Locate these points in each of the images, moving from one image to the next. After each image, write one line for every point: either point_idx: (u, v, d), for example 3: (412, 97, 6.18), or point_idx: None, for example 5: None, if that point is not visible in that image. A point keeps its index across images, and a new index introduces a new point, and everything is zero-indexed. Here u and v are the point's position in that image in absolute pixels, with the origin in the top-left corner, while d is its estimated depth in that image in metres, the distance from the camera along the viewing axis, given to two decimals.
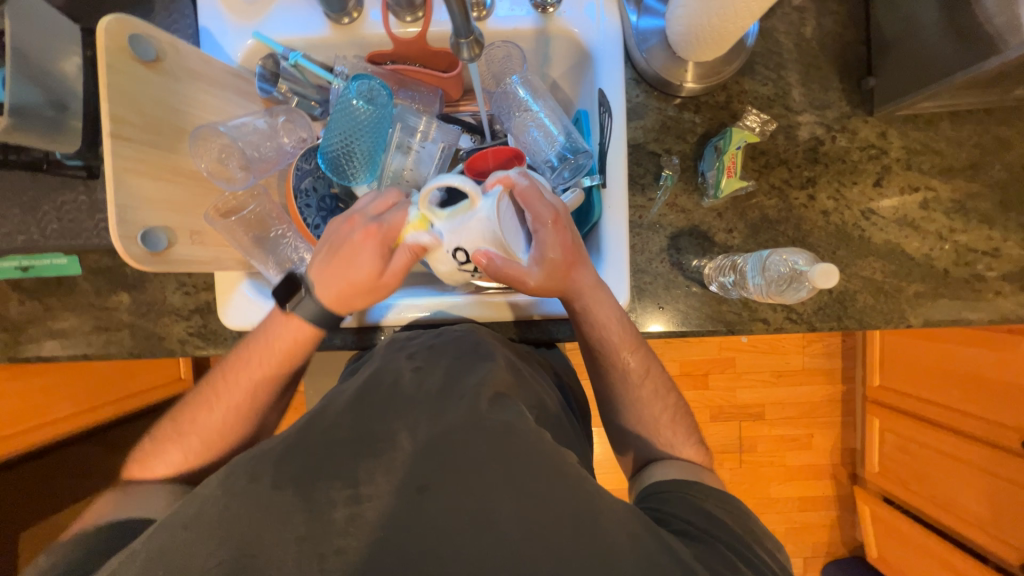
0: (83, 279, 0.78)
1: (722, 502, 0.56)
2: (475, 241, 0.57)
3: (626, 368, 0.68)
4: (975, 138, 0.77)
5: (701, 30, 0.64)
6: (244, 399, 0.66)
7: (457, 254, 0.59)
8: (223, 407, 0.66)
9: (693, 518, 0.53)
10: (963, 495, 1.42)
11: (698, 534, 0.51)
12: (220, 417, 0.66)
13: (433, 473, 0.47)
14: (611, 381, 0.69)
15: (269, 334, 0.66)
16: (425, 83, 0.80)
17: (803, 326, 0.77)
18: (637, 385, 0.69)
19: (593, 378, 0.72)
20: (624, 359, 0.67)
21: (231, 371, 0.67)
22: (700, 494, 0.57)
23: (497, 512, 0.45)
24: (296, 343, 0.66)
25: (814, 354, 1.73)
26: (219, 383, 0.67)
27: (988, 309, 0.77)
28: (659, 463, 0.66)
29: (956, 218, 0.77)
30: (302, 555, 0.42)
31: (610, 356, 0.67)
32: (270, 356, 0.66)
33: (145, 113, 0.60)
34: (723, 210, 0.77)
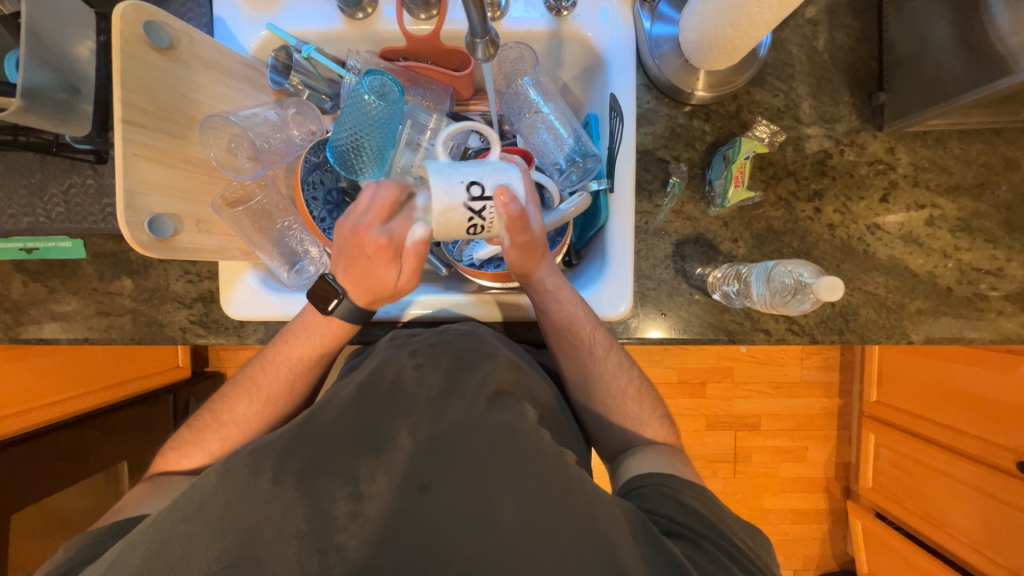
0: (87, 263, 0.78)
1: (700, 496, 0.55)
2: (494, 180, 0.51)
3: (592, 344, 0.67)
4: (982, 157, 0.78)
5: (714, 39, 0.64)
6: (282, 388, 0.67)
7: (469, 187, 0.49)
8: (260, 398, 0.66)
9: (673, 512, 0.53)
10: (956, 514, 1.42)
11: (684, 530, 0.51)
12: (257, 408, 0.66)
13: (432, 471, 0.47)
14: (581, 362, 0.68)
15: (300, 328, 0.66)
16: (437, 81, 0.80)
17: (804, 338, 0.77)
18: (603, 358, 0.68)
19: (564, 368, 0.70)
20: (589, 331, 0.67)
21: (266, 362, 0.67)
22: (677, 485, 0.56)
23: (495, 513, 0.45)
24: (331, 337, 0.66)
25: (812, 366, 1.73)
26: (253, 375, 0.67)
27: (989, 328, 0.77)
28: (636, 454, 0.65)
29: (960, 236, 0.78)
30: (301, 546, 0.43)
31: (578, 334, 0.67)
32: (302, 349, 0.66)
33: (157, 100, 0.60)
34: (729, 219, 0.77)
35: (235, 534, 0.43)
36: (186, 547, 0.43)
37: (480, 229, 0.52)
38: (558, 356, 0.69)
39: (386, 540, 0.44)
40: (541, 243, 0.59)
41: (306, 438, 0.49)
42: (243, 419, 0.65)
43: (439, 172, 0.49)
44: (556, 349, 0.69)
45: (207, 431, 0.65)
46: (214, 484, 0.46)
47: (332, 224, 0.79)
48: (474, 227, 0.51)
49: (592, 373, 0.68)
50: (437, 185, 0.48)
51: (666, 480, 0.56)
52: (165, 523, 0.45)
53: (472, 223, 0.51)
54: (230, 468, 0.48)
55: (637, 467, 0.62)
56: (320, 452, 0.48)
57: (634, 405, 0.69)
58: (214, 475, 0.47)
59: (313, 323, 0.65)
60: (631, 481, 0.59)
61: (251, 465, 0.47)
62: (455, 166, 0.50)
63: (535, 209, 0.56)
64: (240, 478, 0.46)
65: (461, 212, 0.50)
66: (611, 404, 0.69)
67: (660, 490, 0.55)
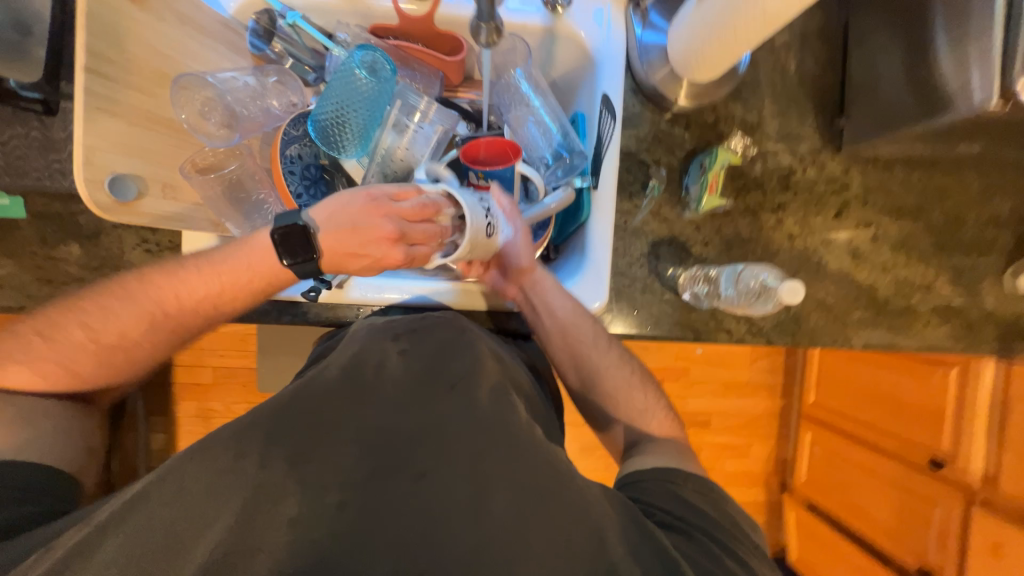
0: (26, 224, 0.70)
1: (701, 488, 0.58)
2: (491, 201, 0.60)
3: (592, 340, 0.70)
4: (921, 184, 0.86)
5: (700, 51, 0.67)
6: (183, 322, 0.62)
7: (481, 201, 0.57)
8: (145, 321, 0.61)
9: (673, 508, 0.55)
10: (875, 504, 1.58)
11: (679, 524, 0.53)
12: (142, 329, 0.61)
13: (426, 461, 0.43)
14: (583, 358, 0.71)
15: (236, 268, 0.60)
16: (426, 65, 0.79)
17: (760, 339, 0.83)
18: (606, 351, 0.71)
19: (571, 369, 0.72)
20: (590, 328, 0.70)
21: (168, 285, 0.61)
22: (680, 480, 0.58)
23: (491, 505, 0.42)
24: (253, 283, 0.61)
25: (759, 370, 1.85)
26: (148, 292, 0.61)
27: (917, 337, 0.86)
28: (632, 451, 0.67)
29: (899, 254, 0.86)
30: (285, 537, 0.39)
31: (575, 331, 0.70)
32: (226, 289, 0.61)
33: (124, 51, 0.56)
34: (701, 224, 0.82)
35: (211, 523, 0.40)
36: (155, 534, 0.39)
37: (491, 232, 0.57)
38: (563, 357, 0.72)
39: (382, 528, 0.40)
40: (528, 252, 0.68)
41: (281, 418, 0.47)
42: (124, 338, 0.61)
43: (457, 185, 0.56)
44: (559, 351, 0.72)
45: (118, 353, 0.61)
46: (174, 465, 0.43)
47: (309, 200, 0.75)
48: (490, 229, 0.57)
49: (597, 369, 0.71)
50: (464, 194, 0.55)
51: (668, 476, 0.59)
52: (130, 508, 0.41)
53: (488, 224, 0.57)
54: (203, 449, 0.44)
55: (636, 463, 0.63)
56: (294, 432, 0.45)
57: (614, 400, 0.71)
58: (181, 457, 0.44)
59: (253, 265, 0.60)
60: (633, 476, 0.61)
61: (220, 451, 0.44)
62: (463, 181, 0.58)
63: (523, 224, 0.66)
64: (211, 460, 0.43)
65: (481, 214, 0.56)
66: (614, 397, 0.71)
67: (662, 486, 0.57)
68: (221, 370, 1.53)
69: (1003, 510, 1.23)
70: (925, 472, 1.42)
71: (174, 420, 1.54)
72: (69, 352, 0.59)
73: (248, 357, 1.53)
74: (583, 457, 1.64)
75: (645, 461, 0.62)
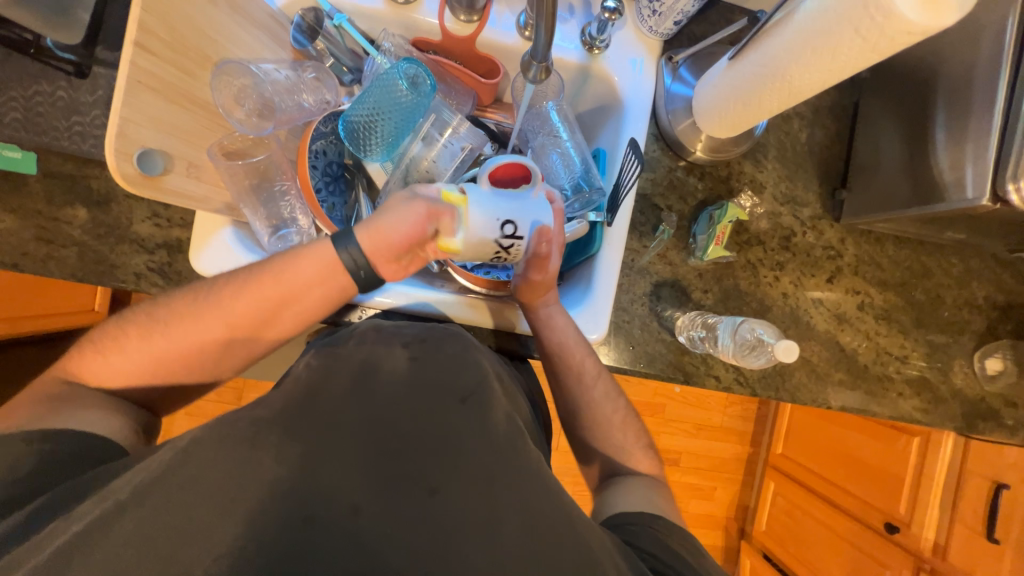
0: (36, 181, 0.69)
1: (685, 541, 0.56)
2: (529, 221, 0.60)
3: (581, 370, 0.71)
4: (908, 261, 0.92)
5: (724, 111, 0.71)
6: (247, 332, 0.60)
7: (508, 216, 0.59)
8: (215, 326, 0.59)
9: (657, 551, 0.54)
10: (829, 560, 1.61)
11: (668, 571, 0.51)
12: (212, 335, 0.60)
13: (440, 475, 0.43)
14: (568, 384, 0.72)
15: (296, 280, 0.59)
16: (461, 83, 0.81)
17: (746, 389, 0.86)
18: (590, 384, 0.72)
19: (557, 391, 0.74)
20: (581, 358, 0.71)
21: (239, 294, 0.59)
22: (665, 529, 0.57)
23: (501, 524, 0.42)
24: (315, 293, 0.60)
25: (733, 415, 1.90)
26: (221, 299, 0.60)
27: (890, 404, 0.90)
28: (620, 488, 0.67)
29: (881, 324, 0.91)
30: (282, 536, 0.39)
31: (567, 358, 0.71)
32: (289, 301, 0.60)
33: (174, 31, 0.57)
34: (704, 271, 0.85)
35: (207, 516, 0.39)
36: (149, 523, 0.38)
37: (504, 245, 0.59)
38: (549, 377, 0.74)
39: (394, 539, 0.39)
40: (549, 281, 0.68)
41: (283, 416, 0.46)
42: (195, 342, 0.60)
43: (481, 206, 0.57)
44: (547, 370, 0.74)
45: (188, 356, 0.60)
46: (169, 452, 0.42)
47: (327, 196, 0.77)
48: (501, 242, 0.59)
49: (580, 398, 0.73)
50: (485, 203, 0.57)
51: (649, 522, 0.58)
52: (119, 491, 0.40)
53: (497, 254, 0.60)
54: (204, 441, 0.44)
55: (623, 503, 0.63)
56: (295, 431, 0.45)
57: (603, 433, 0.72)
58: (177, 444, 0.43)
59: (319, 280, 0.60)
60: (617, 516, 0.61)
61: (218, 443, 0.43)
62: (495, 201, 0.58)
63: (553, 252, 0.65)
64: (208, 451, 0.43)
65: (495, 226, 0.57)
66: (595, 428, 0.73)
67: (644, 530, 0.57)
68: None
69: None
70: (881, 534, 1.47)
71: None
72: (142, 350, 0.59)
73: None
74: None
75: (633, 502, 0.62)
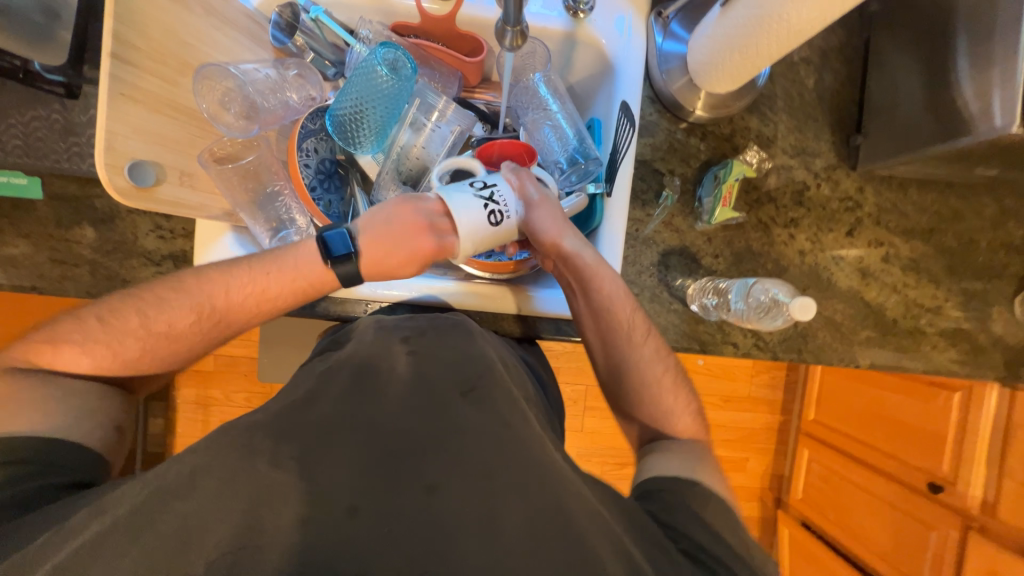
0: (43, 205, 0.71)
1: (722, 515, 0.55)
2: (495, 176, 0.60)
3: (629, 327, 0.68)
4: (935, 206, 0.86)
5: (721, 64, 0.67)
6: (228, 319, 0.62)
7: (474, 184, 0.59)
8: (196, 313, 0.60)
9: (698, 534, 0.51)
10: (871, 524, 1.56)
11: (704, 555, 0.49)
12: (190, 322, 0.60)
13: (439, 470, 0.42)
14: (617, 344, 0.69)
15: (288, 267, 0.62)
16: (446, 65, 0.79)
17: (767, 354, 0.83)
18: (640, 343, 0.69)
19: (601, 352, 0.71)
20: (628, 314, 0.68)
21: (222, 279, 0.61)
22: (700, 501, 0.55)
23: (501, 515, 0.40)
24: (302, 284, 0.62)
25: (759, 384, 1.85)
26: (200, 285, 0.60)
27: (924, 359, 0.86)
28: (656, 450, 0.65)
29: (909, 274, 0.86)
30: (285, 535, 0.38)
31: (616, 314, 0.68)
32: (271, 288, 0.62)
33: (150, 38, 0.56)
34: (713, 236, 0.82)
35: (216, 519, 0.40)
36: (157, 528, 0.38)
37: (499, 218, 0.59)
38: (594, 339, 0.71)
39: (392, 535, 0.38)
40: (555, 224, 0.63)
41: (288, 414, 0.46)
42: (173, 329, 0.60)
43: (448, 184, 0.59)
44: (593, 332, 0.70)
45: (161, 344, 0.60)
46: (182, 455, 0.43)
47: (321, 194, 0.76)
48: (493, 214, 0.58)
49: (629, 359, 0.69)
50: (449, 192, 0.58)
51: (686, 490, 0.57)
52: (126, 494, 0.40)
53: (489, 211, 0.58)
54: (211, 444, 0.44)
55: (656, 467, 0.62)
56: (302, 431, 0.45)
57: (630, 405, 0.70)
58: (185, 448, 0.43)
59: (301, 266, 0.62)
60: (648, 482, 0.59)
61: (225, 446, 0.43)
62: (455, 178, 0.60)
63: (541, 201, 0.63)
64: (217, 453, 0.43)
65: (476, 205, 0.58)
66: (644, 391, 0.69)
67: (681, 502, 0.55)
68: (223, 359, 1.54)
69: (999, 537, 1.23)
70: (925, 495, 1.42)
71: (174, 407, 1.55)
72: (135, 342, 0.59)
73: (251, 347, 1.54)
74: (579, 462, 1.67)
75: (671, 469, 0.60)
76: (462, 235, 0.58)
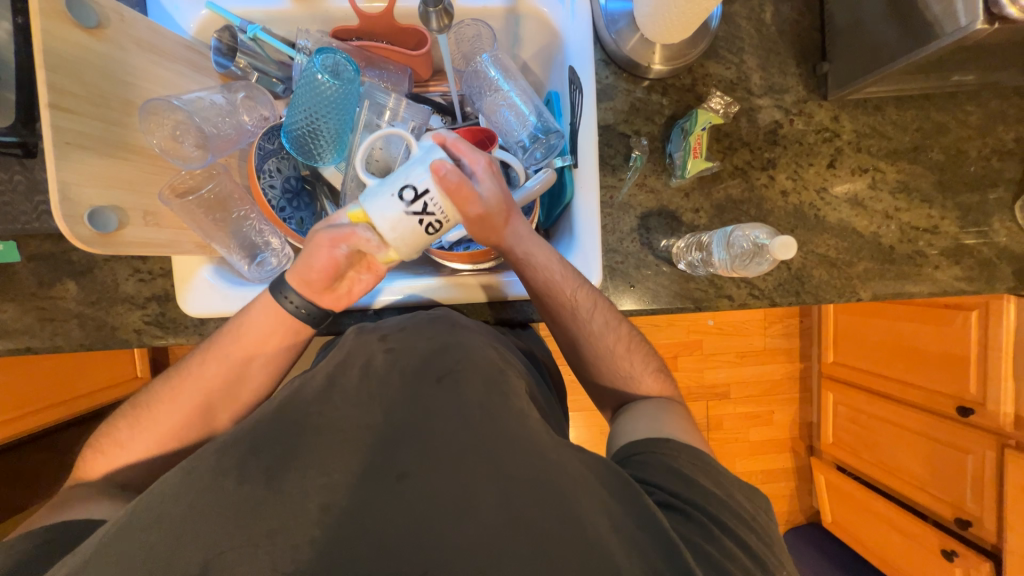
0: (24, 267, 0.72)
1: (695, 459, 0.55)
2: (422, 178, 0.49)
3: (574, 305, 0.66)
4: (917, 122, 0.83)
5: (666, 12, 0.64)
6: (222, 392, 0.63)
7: (402, 195, 0.49)
8: (189, 395, 0.62)
9: (667, 483, 0.52)
10: (907, 459, 1.54)
11: (677, 502, 0.50)
12: (187, 407, 0.62)
13: (410, 459, 0.44)
14: (565, 323, 0.68)
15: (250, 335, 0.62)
16: (393, 62, 0.78)
17: (764, 302, 0.81)
18: (587, 319, 0.67)
19: (554, 330, 0.71)
20: (571, 292, 0.66)
21: (201, 354, 0.64)
22: (671, 450, 0.56)
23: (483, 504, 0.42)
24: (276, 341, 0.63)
25: (774, 335, 1.81)
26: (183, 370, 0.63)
27: (927, 282, 0.83)
28: (631, 417, 0.66)
29: (900, 198, 0.83)
30: (274, 546, 0.40)
31: (557, 293, 0.66)
32: (246, 353, 0.63)
33: (87, 83, 0.56)
34: (690, 190, 0.80)
35: (210, 548, 0.40)
36: (148, 557, 0.39)
37: (439, 228, 0.51)
38: (546, 318, 0.71)
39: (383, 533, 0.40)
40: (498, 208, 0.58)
41: (272, 435, 0.47)
42: (172, 417, 0.62)
43: (370, 200, 0.49)
44: (544, 313, 0.70)
45: (168, 433, 0.61)
46: (174, 489, 0.43)
47: (292, 213, 0.77)
48: (432, 226, 0.51)
49: (580, 336, 0.68)
50: (373, 209, 0.49)
51: (659, 447, 0.56)
52: (120, 535, 0.41)
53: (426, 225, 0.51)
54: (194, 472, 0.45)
55: (632, 432, 0.62)
56: (288, 448, 0.45)
57: (631, 375, 0.70)
58: (175, 482, 0.44)
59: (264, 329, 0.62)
60: (625, 449, 0.60)
61: (214, 473, 0.44)
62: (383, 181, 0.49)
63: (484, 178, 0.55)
64: (205, 484, 0.43)
65: (409, 221, 0.50)
66: (603, 365, 0.70)
67: (652, 457, 0.56)
68: None
69: None
70: (956, 422, 1.38)
71: None
72: (144, 440, 0.61)
73: None
74: (604, 439, 1.66)
75: (638, 431, 0.61)
76: (399, 252, 0.52)
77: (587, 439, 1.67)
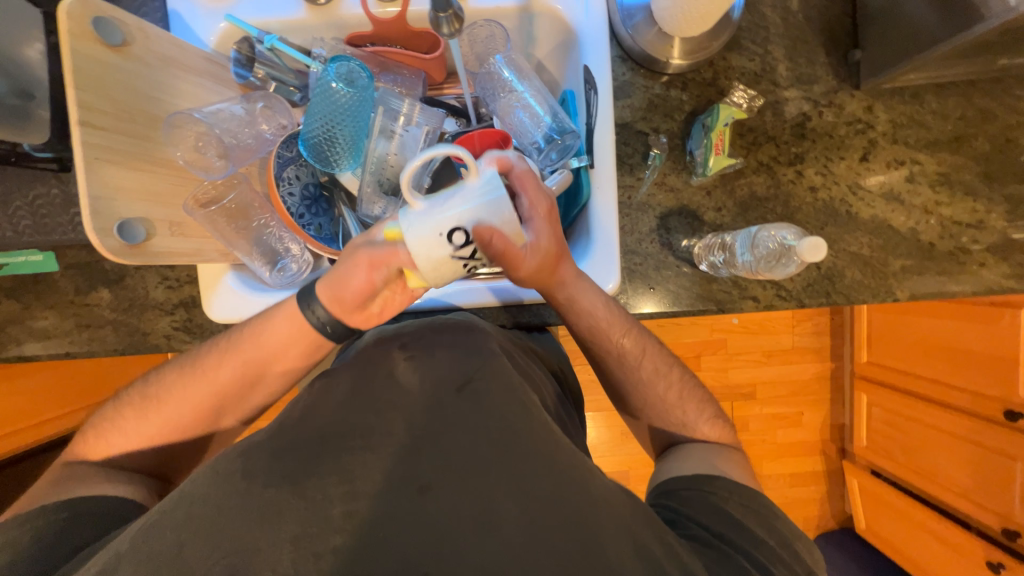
0: (61, 276, 0.76)
1: (743, 498, 0.57)
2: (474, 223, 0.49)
3: (620, 352, 0.67)
4: (959, 110, 0.78)
5: (686, 5, 0.62)
6: (215, 392, 0.64)
7: (451, 237, 0.48)
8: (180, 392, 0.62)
9: (714, 524, 0.53)
10: (949, 465, 1.46)
11: (719, 543, 0.51)
12: (173, 405, 0.62)
13: (427, 470, 0.44)
14: (613, 367, 0.69)
15: (250, 341, 0.62)
16: (407, 66, 0.78)
17: (791, 303, 0.78)
18: (638, 363, 0.68)
19: (599, 371, 0.72)
20: (618, 339, 0.66)
21: (207, 353, 0.63)
22: (722, 492, 0.57)
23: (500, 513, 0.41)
24: (277, 350, 0.63)
25: (802, 333, 1.74)
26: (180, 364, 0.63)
27: (972, 280, 0.78)
28: (675, 456, 0.67)
29: (941, 191, 0.78)
30: (295, 556, 0.40)
31: (606, 339, 0.66)
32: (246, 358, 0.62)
33: (115, 100, 0.58)
34: (712, 188, 0.77)
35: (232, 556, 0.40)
36: (173, 558, 0.40)
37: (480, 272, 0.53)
38: (591, 361, 0.72)
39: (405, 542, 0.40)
40: (545, 258, 0.58)
41: (293, 444, 0.47)
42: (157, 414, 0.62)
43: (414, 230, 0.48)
44: (587, 355, 0.71)
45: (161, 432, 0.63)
46: (199, 497, 0.44)
47: (310, 219, 0.77)
48: (472, 269, 0.52)
49: (630, 379, 0.69)
50: (419, 247, 0.48)
51: (706, 486, 0.58)
52: (143, 544, 0.42)
53: (467, 267, 0.51)
54: (218, 476, 0.46)
55: (677, 468, 0.64)
56: (308, 458, 0.46)
57: (661, 385, 0.69)
58: (201, 488, 0.45)
59: (266, 335, 0.62)
60: (668, 483, 0.61)
61: (236, 482, 0.45)
62: (432, 209, 0.48)
63: (538, 222, 0.57)
64: (226, 493, 0.44)
65: (453, 263, 0.50)
66: (632, 384, 0.69)
67: (701, 496, 0.57)
68: None
69: None
70: (1003, 425, 1.32)
71: None
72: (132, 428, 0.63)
73: None
74: (624, 439, 1.64)
75: (686, 468, 0.62)
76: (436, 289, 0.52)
77: (608, 439, 1.65)
